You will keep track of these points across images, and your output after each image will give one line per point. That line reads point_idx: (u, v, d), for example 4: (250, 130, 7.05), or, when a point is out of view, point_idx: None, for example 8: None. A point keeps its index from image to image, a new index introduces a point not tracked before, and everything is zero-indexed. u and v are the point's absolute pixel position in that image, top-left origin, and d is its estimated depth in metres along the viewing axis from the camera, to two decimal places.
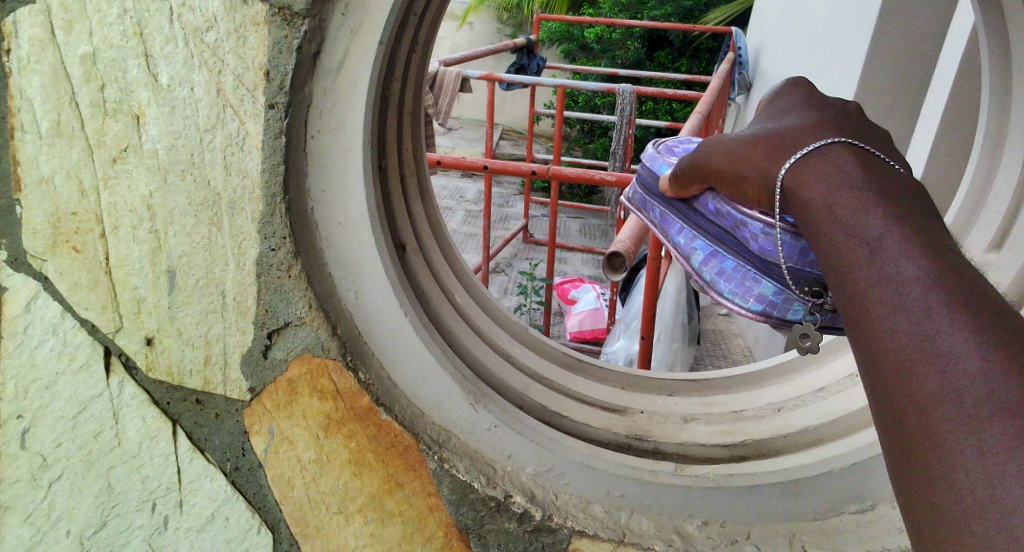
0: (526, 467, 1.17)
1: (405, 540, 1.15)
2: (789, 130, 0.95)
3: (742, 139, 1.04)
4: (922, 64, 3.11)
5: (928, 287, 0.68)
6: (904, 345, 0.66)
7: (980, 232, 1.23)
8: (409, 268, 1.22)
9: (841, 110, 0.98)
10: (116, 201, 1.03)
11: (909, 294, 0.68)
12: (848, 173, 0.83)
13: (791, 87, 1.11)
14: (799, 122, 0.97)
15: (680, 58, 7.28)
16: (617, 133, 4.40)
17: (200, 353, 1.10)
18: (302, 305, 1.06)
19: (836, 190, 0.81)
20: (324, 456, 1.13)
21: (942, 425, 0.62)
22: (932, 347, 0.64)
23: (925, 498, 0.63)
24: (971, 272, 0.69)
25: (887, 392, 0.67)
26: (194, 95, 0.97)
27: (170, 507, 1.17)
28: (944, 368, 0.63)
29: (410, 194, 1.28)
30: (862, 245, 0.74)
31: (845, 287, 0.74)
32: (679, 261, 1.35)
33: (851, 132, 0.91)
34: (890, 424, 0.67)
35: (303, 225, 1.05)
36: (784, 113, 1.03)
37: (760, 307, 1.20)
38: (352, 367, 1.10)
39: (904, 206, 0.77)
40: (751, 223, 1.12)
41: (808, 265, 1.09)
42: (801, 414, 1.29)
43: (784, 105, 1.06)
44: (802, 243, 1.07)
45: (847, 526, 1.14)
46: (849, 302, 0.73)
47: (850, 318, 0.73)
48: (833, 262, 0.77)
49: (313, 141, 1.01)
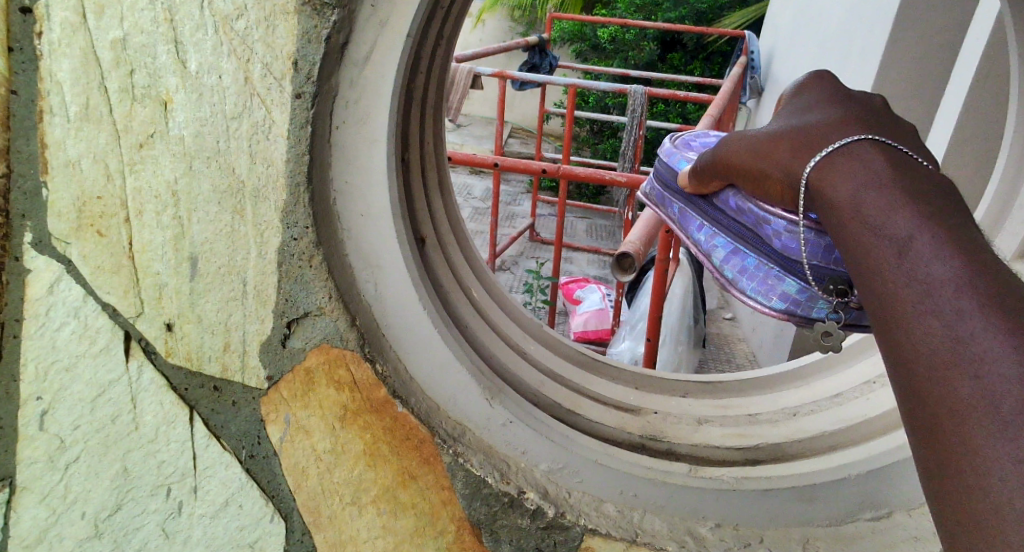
0: (540, 464, 1.17)
1: (417, 533, 1.16)
2: (814, 128, 0.94)
3: (766, 137, 1.03)
4: (937, 71, 3.11)
5: (960, 289, 0.67)
6: (935, 350, 0.66)
7: (1007, 239, 1.22)
8: (428, 261, 1.22)
9: (867, 106, 0.97)
10: (141, 186, 1.03)
11: (940, 297, 0.68)
12: (876, 171, 0.82)
13: (819, 82, 1.09)
14: (824, 118, 0.96)
15: (693, 60, 7.28)
16: (629, 133, 4.40)
17: (220, 340, 1.10)
18: (322, 295, 1.07)
19: (864, 188, 0.80)
20: (339, 446, 1.13)
21: (975, 431, 0.62)
22: (965, 352, 0.64)
23: (957, 504, 0.63)
24: (1003, 271, 0.69)
25: (918, 396, 0.67)
26: (222, 83, 0.97)
27: (184, 493, 1.17)
28: (978, 374, 0.63)
29: (430, 188, 1.28)
30: (891, 244, 0.73)
31: (873, 288, 0.74)
32: (699, 255, 1.35)
33: (878, 129, 0.90)
34: (921, 430, 0.67)
35: (325, 216, 1.05)
36: (808, 109, 1.02)
37: (783, 305, 1.20)
38: (370, 359, 1.10)
39: (933, 202, 0.76)
40: (774, 221, 1.12)
41: (833, 265, 1.08)
42: (817, 419, 1.29)
43: (808, 101, 1.05)
44: (828, 242, 1.06)
45: (862, 533, 1.13)
46: (877, 302, 0.73)
47: (879, 319, 0.73)
48: (860, 262, 0.76)
49: (337, 132, 1.01)
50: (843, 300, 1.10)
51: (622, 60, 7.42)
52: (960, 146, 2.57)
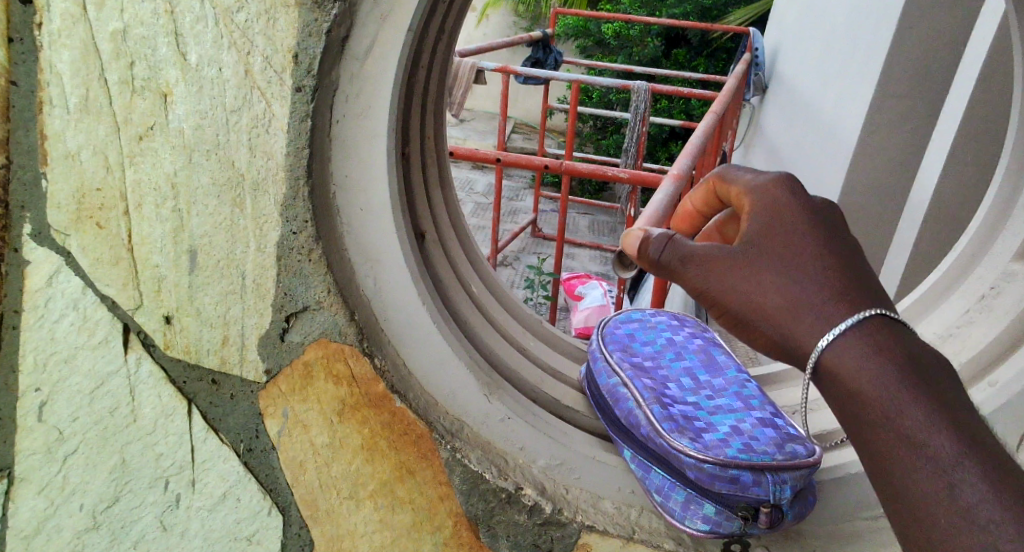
0: (537, 460, 1.18)
1: (414, 527, 1.17)
2: (802, 259, 0.78)
3: (743, 263, 0.80)
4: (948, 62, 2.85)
5: (921, 397, 0.72)
6: (910, 464, 0.72)
7: (1006, 242, 1.23)
8: (427, 256, 1.22)
9: (829, 219, 0.83)
10: (141, 178, 1.03)
11: (904, 404, 0.72)
12: (834, 282, 0.78)
13: (789, 187, 0.84)
14: (817, 275, 0.78)
15: (697, 57, 7.25)
16: (632, 130, 4.37)
17: (218, 333, 1.10)
18: (321, 289, 1.07)
19: (819, 293, 0.77)
20: (337, 441, 1.14)
21: (962, 540, 0.69)
22: (934, 461, 0.71)
23: None
24: (934, 362, 0.76)
25: (901, 503, 0.73)
26: (222, 76, 0.97)
27: (182, 485, 1.17)
28: (955, 487, 0.70)
29: (430, 182, 1.28)
30: (845, 352, 0.75)
31: (835, 393, 0.77)
32: (596, 332, 1.34)
33: (841, 247, 0.81)
34: (907, 531, 0.73)
35: (325, 209, 1.06)
36: (777, 227, 0.81)
37: (706, 527, 1.02)
38: (368, 353, 1.10)
39: (879, 308, 0.77)
40: (726, 425, 1.10)
41: (726, 493, 1.00)
42: (816, 418, 1.27)
43: (772, 207, 0.82)
44: (737, 470, 1.00)
45: (858, 532, 1.14)
46: (843, 403, 0.76)
47: (847, 422, 0.77)
48: (821, 368, 0.77)
49: (338, 126, 1.01)
50: (752, 520, 1.01)
51: (627, 56, 7.39)
52: (960, 150, 2.51)
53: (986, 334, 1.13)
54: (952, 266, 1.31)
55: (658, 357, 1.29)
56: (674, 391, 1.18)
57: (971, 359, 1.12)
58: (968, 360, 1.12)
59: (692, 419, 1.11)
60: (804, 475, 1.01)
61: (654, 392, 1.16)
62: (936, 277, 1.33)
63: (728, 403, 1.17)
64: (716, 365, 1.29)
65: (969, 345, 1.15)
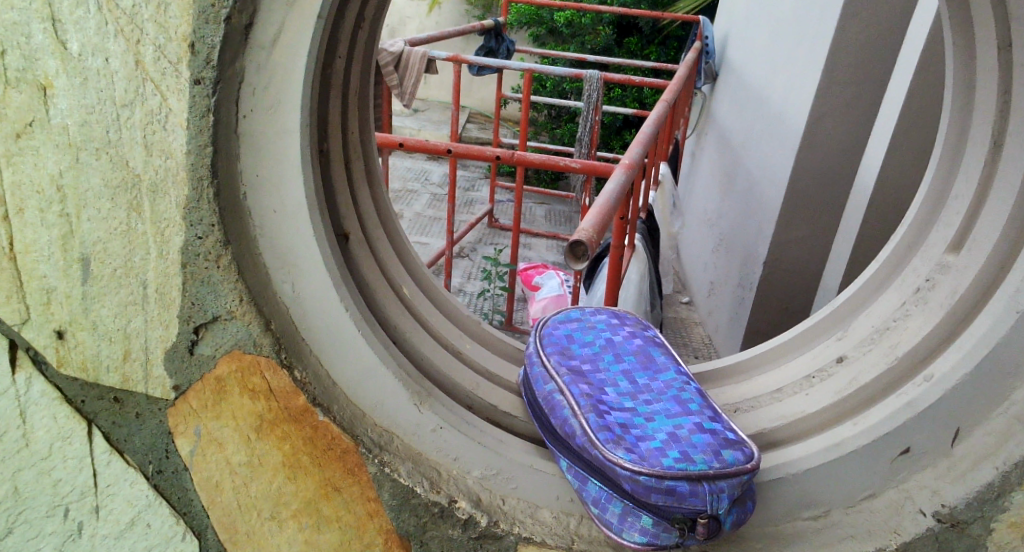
0: (472, 471, 1.12)
1: (343, 546, 1.10)
2: None
3: None
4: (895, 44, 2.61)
5: None
6: None
7: (942, 233, 1.21)
8: (351, 258, 1.15)
9: None
10: (21, 180, 0.93)
11: None
12: None
13: None
14: None
15: (649, 45, 7.22)
16: (584, 120, 4.32)
17: (118, 348, 1.02)
18: (232, 298, 0.99)
19: None
20: (255, 459, 1.06)
21: None
22: None
23: None
24: None
25: None
26: (108, 67, 0.88)
27: (84, 513, 1.09)
28: None
29: (356, 179, 1.21)
30: None
31: None
32: (533, 333, 1.29)
33: None
34: None
35: (234, 211, 0.97)
36: None
37: (643, 539, 1.02)
38: (287, 365, 1.03)
39: None
40: (663, 432, 1.06)
41: (664, 505, 0.98)
42: (756, 416, 1.24)
43: None
44: (674, 481, 0.97)
45: (799, 533, 1.11)
46: None
47: None
48: None
49: (245, 121, 0.93)
50: (689, 532, 0.99)
51: (579, 45, 7.34)
52: (900, 140, 2.38)
53: (922, 327, 1.12)
54: (889, 257, 1.29)
55: (597, 360, 1.24)
56: (611, 397, 1.14)
57: (908, 353, 1.10)
58: (905, 353, 1.11)
59: (629, 426, 1.07)
60: (741, 483, 1.00)
61: (591, 399, 1.11)
62: (873, 267, 1.31)
63: (665, 408, 1.13)
64: (654, 366, 1.25)
65: (906, 337, 1.14)
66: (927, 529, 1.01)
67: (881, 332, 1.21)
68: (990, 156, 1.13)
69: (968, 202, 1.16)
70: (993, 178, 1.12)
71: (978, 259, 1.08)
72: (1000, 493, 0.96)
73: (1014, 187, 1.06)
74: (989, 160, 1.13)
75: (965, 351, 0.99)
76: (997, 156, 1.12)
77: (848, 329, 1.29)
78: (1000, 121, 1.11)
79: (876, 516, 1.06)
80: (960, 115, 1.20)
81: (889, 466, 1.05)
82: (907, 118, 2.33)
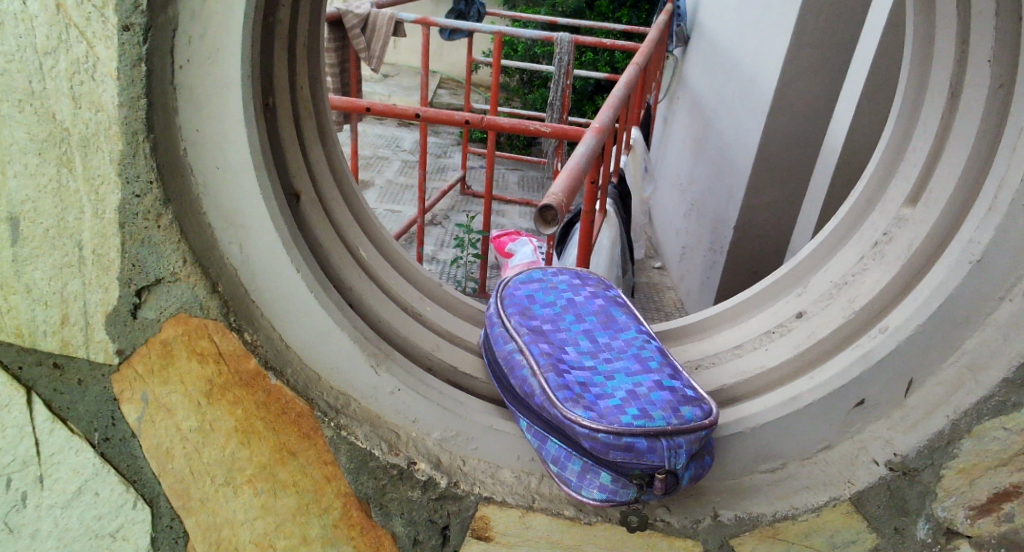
0: (432, 432, 1.10)
1: (300, 511, 1.08)
2: None
3: None
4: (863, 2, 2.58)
5: None
6: None
7: (900, 185, 1.20)
8: (302, 218, 1.11)
9: None
10: None
11: None
12: None
13: None
14: None
15: (621, 7, 7.09)
16: (555, 83, 4.26)
17: (56, 312, 0.98)
18: (175, 259, 0.95)
19: None
20: (206, 425, 1.03)
21: None
22: None
23: None
24: None
25: None
26: (28, 11, 0.84)
27: (28, 482, 1.07)
28: None
29: (307, 137, 1.16)
30: None
31: None
32: (494, 294, 1.26)
33: None
34: None
35: (174, 168, 0.93)
36: None
37: (602, 496, 1.01)
38: (236, 329, 0.99)
39: None
40: (622, 390, 1.06)
41: (621, 462, 0.98)
42: (716, 372, 1.23)
43: None
44: (632, 437, 0.96)
45: (756, 486, 1.11)
46: None
47: None
48: None
49: (180, 72, 0.88)
50: (647, 488, 0.98)
51: (550, 8, 7.19)
52: (868, 99, 2.36)
53: (879, 280, 1.11)
54: (849, 211, 1.29)
55: (557, 320, 1.22)
56: (571, 356, 1.13)
57: (866, 306, 1.10)
58: (862, 306, 1.11)
59: (588, 385, 1.06)
60: (698, 438, 1.00)
61: (550, 358, 1.10)
62: (833, 223, 1.30)
63: (625, 366, 1.12)
64: (615, 326, 1.24)
65: (864, 291, 1.13)
66: (880, 478, 1.03)
67: (839, 286, 1.20)
68: (948, 105, 1.12)
69: (926, 154, 1.15)
70: (950, 128, 1.11)
71: (935, 210, 1.08)
72: (949, 441, 0.97)
73: (970, 136, 1.05)
74: (947, 110, 1.12)
75: (920, 302, 0.99)
76: (955, 106, 1.11)
77: (808, 285, 1.29)
78: (958, 70, 1.10)
79: (831, 466, 1.07)
80: (920, 65, 1.18)
81: (844, 418, 1.06)
82: (873, 77, 2.32)
